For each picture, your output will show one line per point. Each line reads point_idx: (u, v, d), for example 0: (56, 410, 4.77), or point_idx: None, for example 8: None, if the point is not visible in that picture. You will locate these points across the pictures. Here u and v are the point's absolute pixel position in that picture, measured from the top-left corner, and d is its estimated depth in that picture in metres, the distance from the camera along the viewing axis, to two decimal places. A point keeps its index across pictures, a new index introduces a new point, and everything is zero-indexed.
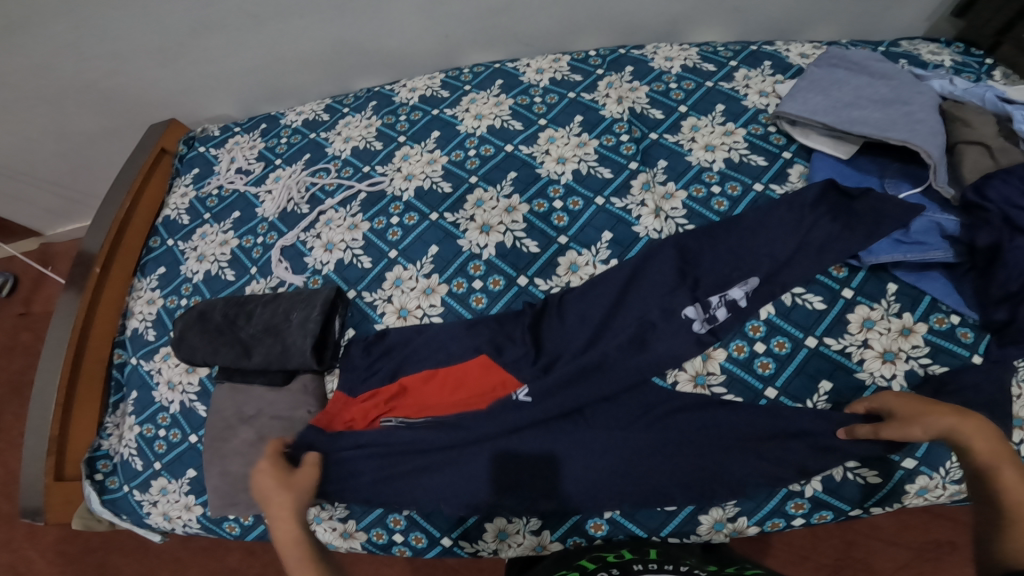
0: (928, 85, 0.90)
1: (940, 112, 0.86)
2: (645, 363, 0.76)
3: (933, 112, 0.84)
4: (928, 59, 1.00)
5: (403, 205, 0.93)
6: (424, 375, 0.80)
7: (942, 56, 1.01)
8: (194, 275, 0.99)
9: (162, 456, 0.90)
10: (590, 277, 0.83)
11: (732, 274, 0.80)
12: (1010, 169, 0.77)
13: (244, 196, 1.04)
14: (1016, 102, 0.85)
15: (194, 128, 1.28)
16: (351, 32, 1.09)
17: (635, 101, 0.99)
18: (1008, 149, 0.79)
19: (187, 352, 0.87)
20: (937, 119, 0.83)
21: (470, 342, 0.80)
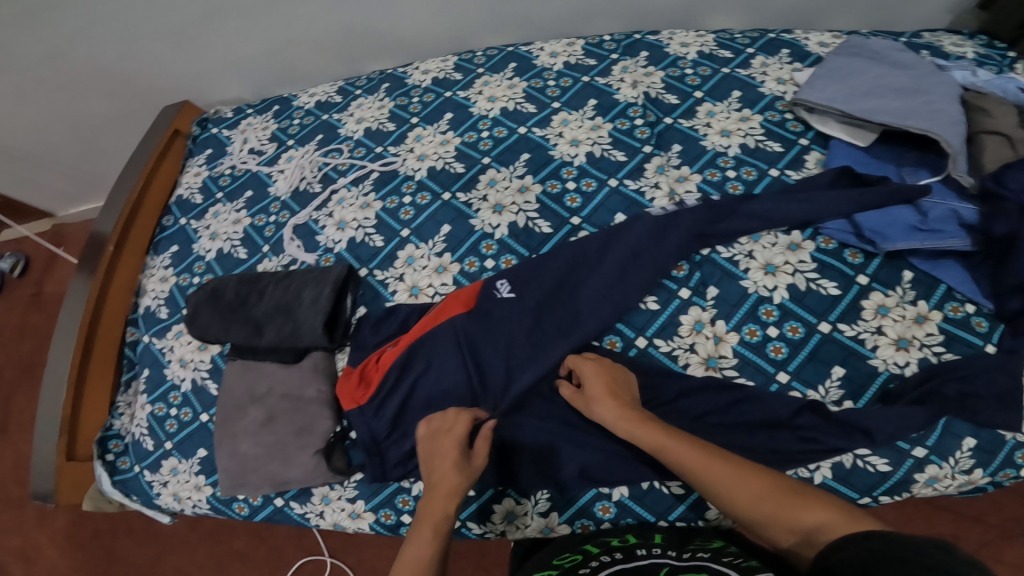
0: (950, 75, 0.89)
1: (961, 103, 0.85)
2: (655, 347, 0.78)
3: (953, 102, 0.83)
4: (950, 51, 0.99)
5: (416, 184, 0.93)
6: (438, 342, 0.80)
7: (965, 47, 1.00)
8: (207, 253, 0.99)
9: (173, 436, 0.91)
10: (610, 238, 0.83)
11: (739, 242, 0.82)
12: None
13: (257, 175, 1.04)
14: None
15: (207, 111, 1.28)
16: (364, 15, 1.08)
17: (650, 86, 0.99)
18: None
19: (202, 328, 0.87)
20: (957, 109, 0.82)
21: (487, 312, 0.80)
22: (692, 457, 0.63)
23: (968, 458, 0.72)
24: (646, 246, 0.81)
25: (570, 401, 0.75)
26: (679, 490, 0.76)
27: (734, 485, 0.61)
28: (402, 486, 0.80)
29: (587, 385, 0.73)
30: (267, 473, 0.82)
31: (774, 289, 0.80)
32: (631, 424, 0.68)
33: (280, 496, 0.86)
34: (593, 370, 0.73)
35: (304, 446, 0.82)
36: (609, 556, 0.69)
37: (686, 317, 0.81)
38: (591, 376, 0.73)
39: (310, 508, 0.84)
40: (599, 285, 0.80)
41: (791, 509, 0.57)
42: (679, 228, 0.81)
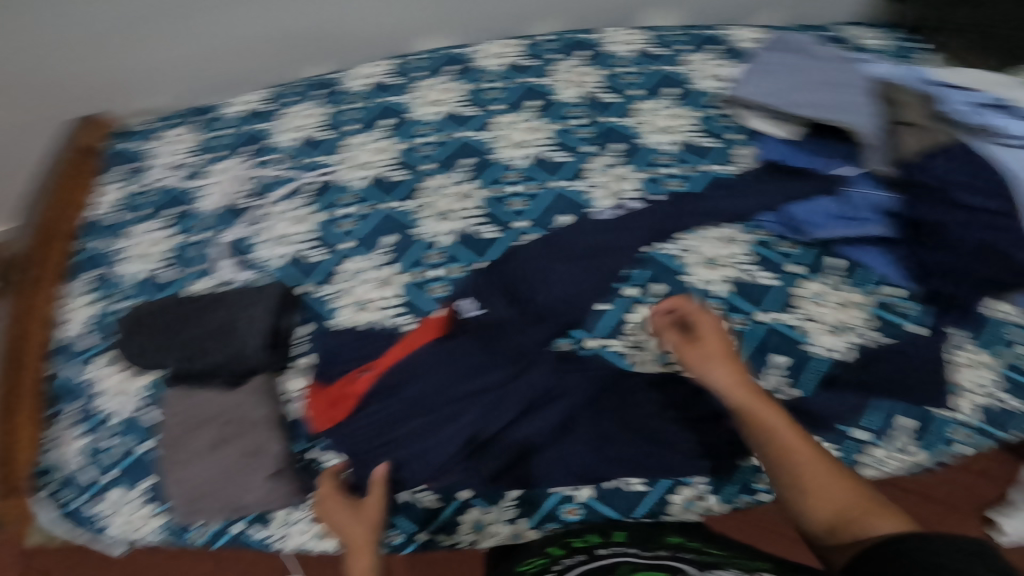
0: (867, 69, 0.92)
1: (881, 95, 0.89)
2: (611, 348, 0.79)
3: (869, 96, 0.87)
4: (857, 44, 1.05)
5: (354, 195, 0.91)
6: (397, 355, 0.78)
7: (878, 41, 1.05)
8: (132, 276, 0.93)
9: (115, 465, 0.83)
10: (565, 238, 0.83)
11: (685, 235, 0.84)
12: (946, 148, 0.80)
13: (176, 192, 0.99)
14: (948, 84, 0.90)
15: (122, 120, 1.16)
16: (295, 21, 1.07)
17: (590, 85, 0.99)
18: (940, 129, 0.83)
19: (136, 354, 0.83)
20: (876, 102, 0.87)
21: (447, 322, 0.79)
22: (790, 443, 0.60)
23: (909, 439, 0.76)
24: (603, 258, 0.81)
25: (678, 349, 0.71)
26: (642, 487, 0.77)
27: (810, 480, 0.58)
28: None
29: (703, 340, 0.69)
30: (222, 499, 0.78)
31: (711, 284, 0.82)
32: (750, 392, 0.64)
33: (238, 521, 0.81)
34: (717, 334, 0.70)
35: (255, 470, 0.78)
36: (571, 560, 0.67)
37: (634, 316, 0.81)
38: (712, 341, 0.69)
39: (273, 531, 0.80)
40: (557, 287, 0.79)
41: (854, 517, 0.54)
42: (632, 228, 0.83)
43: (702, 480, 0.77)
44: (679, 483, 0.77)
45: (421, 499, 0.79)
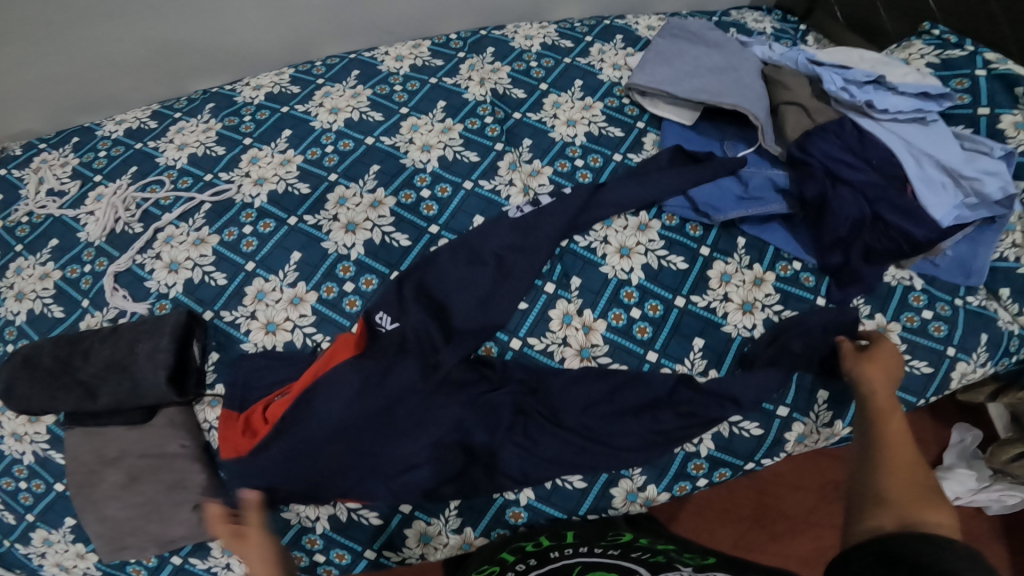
0: (752, 51, 0.99)
1: (762, 77, 0.96)
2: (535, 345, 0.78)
3: (756, 76, 0.94)
4: (754, 27, 1.11)
5: (256, 213, 0.87)
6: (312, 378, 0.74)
7: (764, 23, 1.12)
8: (16, 316, 0.85)
9: (32, 508, 0.78)
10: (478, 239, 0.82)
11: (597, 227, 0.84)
12: (823, 128, 0.87)
13: (61, 220, 0.92)
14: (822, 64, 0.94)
15: None
16: (177, 31, 1.00)
17: (497, 82, 0.99)
18: (822, 109, 0.89)
19: (20, 403, 0.75)
20: (760, 84, 0.92)
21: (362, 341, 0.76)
22: (894, 437, 0.64)
23: (826, 411, 0.80)
24: (514, 258, 0.80)
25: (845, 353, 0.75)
26: (582, 484, 0.77)
27: (897, 459, 0.61)
28: (305, 526, 0.76)
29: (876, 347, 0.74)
30: (149, 534, 0.74)
31: (631, 272, 0.83)
32: (888, 392, 0.69)
33: (177, 553, 0.78)
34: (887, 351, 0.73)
35: (179, 503, 0.74)
36: (523, 565, 0.68)
37: (554, 311, 0.80)
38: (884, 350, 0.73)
39: (214, 561, 0.78)
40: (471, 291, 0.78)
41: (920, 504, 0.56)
42: (541, 225, 0.82)
43: (640, 470, 0.78)
44: (619, 476, 0.77)
45: (364, 517, 0.76)
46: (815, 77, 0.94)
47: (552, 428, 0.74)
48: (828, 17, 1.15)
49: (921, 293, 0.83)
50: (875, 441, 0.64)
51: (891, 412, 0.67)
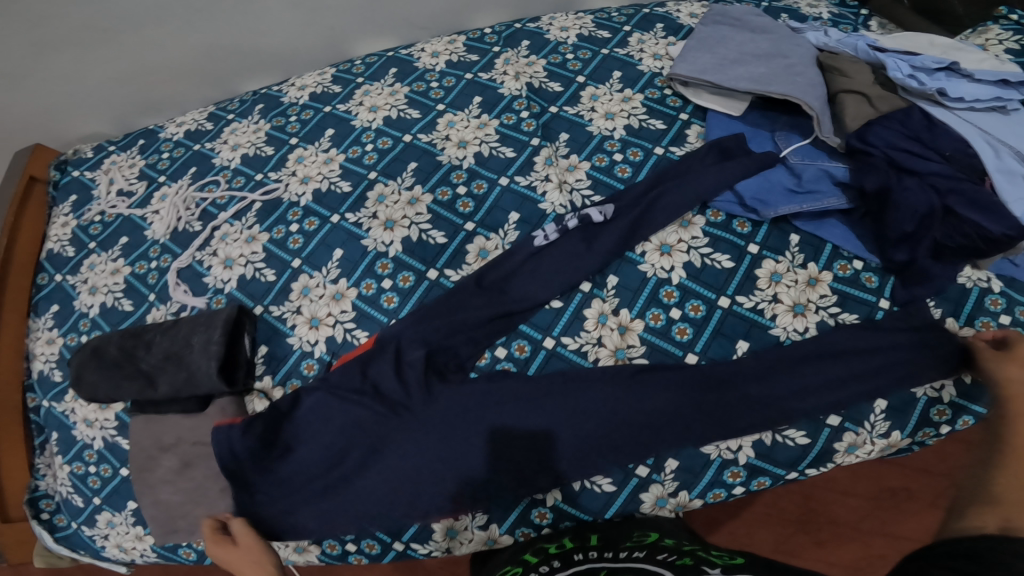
0: (805, 38, 0.93)
1: (817, 64, 0.90)
2: (570, 353, 0.77)
3: (811, 63, 0.88)
4: (808, 12, 1.04)
5: (302, 211, 0.90)
6: (366, 371, 0.76)
7: (820, 8, 1.05)
8: (90, 309, 0.92)
9: (99, 491, 0.84)
10: (513, 240, 0.83)
11: (634, 227, 0.81)
12: (887, 116, 0.81)
13: (129, 219, 0.98)
14: (886, 50, 0.88)
15: (66, 152, 1.14)
16: (222, 34, 1.04)
17: (533, 76, 0.99)
18: (884, 96, 0.83)
19: (89, 389, 0.82)
20: (815, 71, 0.87)
21: (418, 336, 0.78)
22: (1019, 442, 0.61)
23: (883, 421, 0.74)
24: (546, 257, 0.81)
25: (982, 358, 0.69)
26: (610, 487, 0.75)
27: (1019, 468, 0.58)
28: None
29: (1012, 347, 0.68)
30: (196, 518, 0.78)
31: (672, 270, 0.80)
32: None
33: None
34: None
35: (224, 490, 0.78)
36: (548, 567, 0.70)
37: (589, 311, 0.79)
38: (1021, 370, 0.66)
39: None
40: (520, 291, 0.80)
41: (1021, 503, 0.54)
42: (579, 229, 0.82)
43: (672, 476, 0.75)
44: (650, 481, 0.75)
45: None
46: (878, 65, 0.88)
47: (577, 412, 0.73)
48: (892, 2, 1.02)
49: (1001, 297, 0.75)
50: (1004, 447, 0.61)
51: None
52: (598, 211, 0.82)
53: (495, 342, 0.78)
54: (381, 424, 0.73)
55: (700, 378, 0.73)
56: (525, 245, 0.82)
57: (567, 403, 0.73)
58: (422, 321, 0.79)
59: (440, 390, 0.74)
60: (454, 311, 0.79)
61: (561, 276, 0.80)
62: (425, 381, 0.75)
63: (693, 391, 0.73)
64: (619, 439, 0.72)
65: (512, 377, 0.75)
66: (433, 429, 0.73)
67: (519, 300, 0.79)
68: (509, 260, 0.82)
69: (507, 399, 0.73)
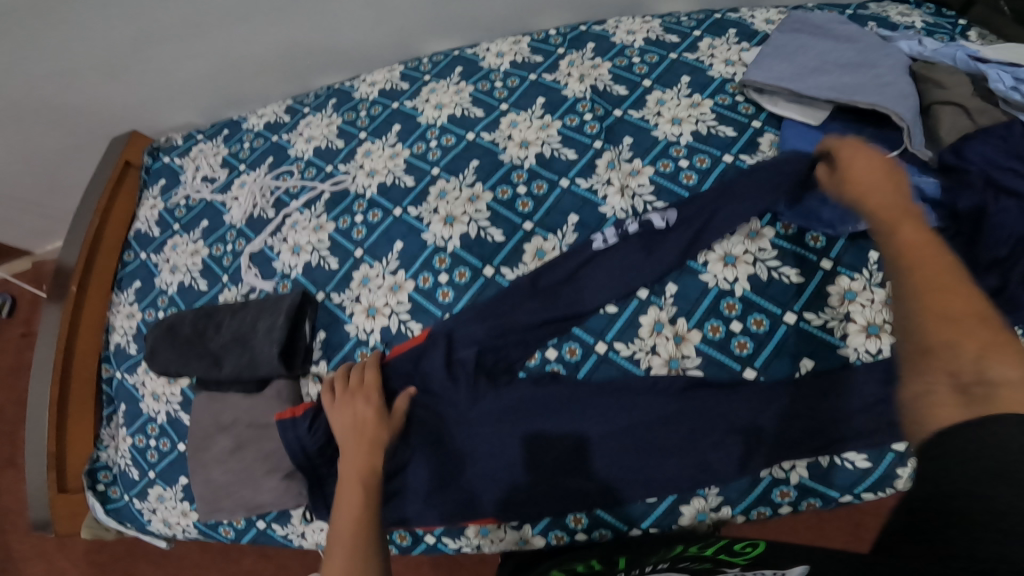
0: (898, 46, 0.88)
1: (910, 73, 0.85)
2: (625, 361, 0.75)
3: (903, 73, 0.83)
4: (898, 21, 0.99)
5: (367, 203, 0.93)
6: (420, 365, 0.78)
7: (913, 17, 0.99)
8: (169, 287, 0.98)
9: (156, 465, 0.89)
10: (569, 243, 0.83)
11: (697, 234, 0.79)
12: (989, 130, 0.76)
13: (212, 204, 1.04)
14: (988, 62, 0.83)
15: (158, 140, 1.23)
16: (301, 32, 1.09)
17: (598, 78, 0.98)
18: (986, 109, 0.77)
19: (162, 363, 0.87)
20: (907, 80, 0.82)
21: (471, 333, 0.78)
22: (904, 249, 0.53)
23: None
24: (603, 262, 0.80)
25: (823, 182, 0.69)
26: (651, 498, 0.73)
27: (926, 292, 0.48)
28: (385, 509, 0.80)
29: (851, 168, 0.64)
30: (241, 499, 0.81)
31: (736, 282, 0.77)
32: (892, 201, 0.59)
33: (261, 519, 0.85)
34: (875, 163, 0.63)
35: (270, 473, 0.80)
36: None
37: (645, 318, 0.77)
38: (855, 158, 0.65)
39: (292, 529, 0.84)
40: (577, 295, 0.79)
41: (935, 321, 0.46)
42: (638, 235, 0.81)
43: (717, 493, 0.72)
44: (692, 495, 0.72)
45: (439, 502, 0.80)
46: (978, 77, 0.82)
47: (629, 423, 0.71)
48: (993, 11, 0.94)
49: None
50: (895, 277, 0.52)
51: (897, 216, 0.57)
52: (660, 217, 0.81)
53: (546, 344, 0.78)
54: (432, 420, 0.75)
55: (759, 399, 0.70)
56: (584, 249, 0.81)
57: (616, 413, 0.72)
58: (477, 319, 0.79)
59: (491, 391, 0.75)
60: (507, 310, 0.79)
61: (617, 281, 0.79)
62: (477, 381, 0.76)
63: (749, 413, 0.70)
64: (667, 453, 0.70)
65: (559, 382, 0.75)
66: (483, 426, 0.74)
67: (577, 303, 0.78)
68: (568, 262, 0.81)
69: (557, 404, 0.74)
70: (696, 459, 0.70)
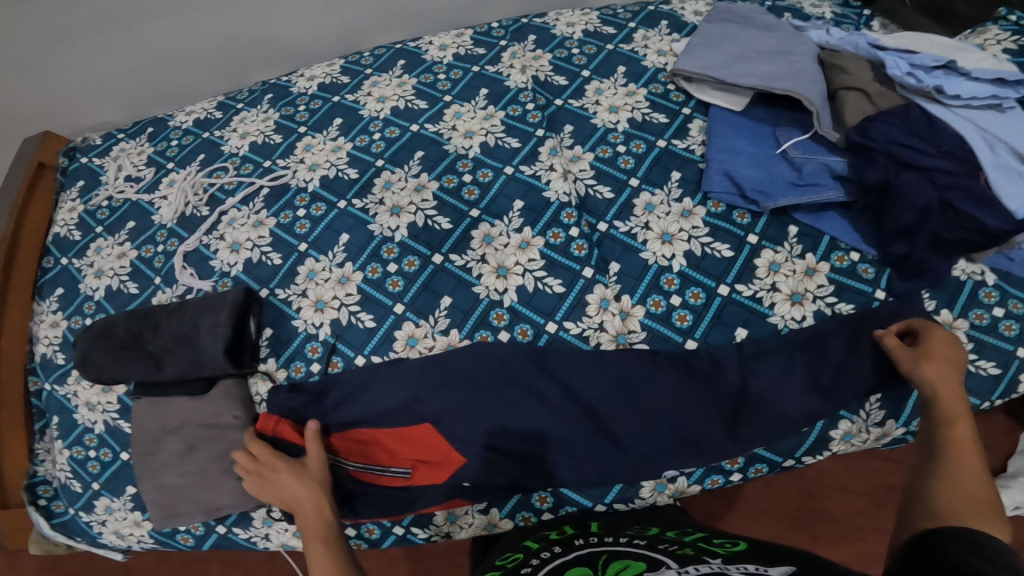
0: (807, 36, 0.96)
1: (819, 62, 0.92)
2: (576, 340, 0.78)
3: (813, 62, 0.90)
4: (812, 12, 1.07)
5: (309, 196, 0.92)
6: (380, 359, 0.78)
7: (824, 9, 1.07)
8: (95, 292, 0.93)
9: (99, 476, 0.85)
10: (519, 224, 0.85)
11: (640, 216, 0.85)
12: (886, 112, 0.83)
13: (137, 205, 1.00)
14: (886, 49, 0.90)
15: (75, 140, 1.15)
16: (235, 26, 1.06)
17: (539, 69, 1.01)
18: (885, 93, 0.85)
19: (95, 370, 0.83)
20: (817, 68, 0.89)
21: (433, 316, 0.80)
22: None
23: (877, 410, 0.77)
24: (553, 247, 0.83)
25: None
26: None
27: None
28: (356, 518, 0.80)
29: None
30: (198, 502, 0.79)
31: (673, 258, 0.82)
32: None
33: (222, 523, 0.83)
34: None
35: (227, 472, 0.79)
36: (548, 552, 0.70)
37: (592, 296, 0.80)
38: None
39: (255, 531, 0.82)
40: (530, 277, 0.81)
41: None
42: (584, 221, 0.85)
43: None
44: None
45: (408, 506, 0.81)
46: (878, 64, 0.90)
47: (584, 402, 0.75)
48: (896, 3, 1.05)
49: (994, 289, 0.79)
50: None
51: None
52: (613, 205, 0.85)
53: (498, 326, 0.79)
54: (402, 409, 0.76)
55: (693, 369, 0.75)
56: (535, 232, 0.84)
57: (571, 390, 0.75)
58: (433, 300, 0.81)
59: (454, 380, 0.75)
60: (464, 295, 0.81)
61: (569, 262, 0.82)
62: (439, 367, 0.76)
63: (693, 386, 0.74)
64: (617, 435, 0.74)
65: (516, 362, 0.76)
66: (447, 417, 0.75)
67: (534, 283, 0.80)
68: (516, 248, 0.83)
69: (517, 387, 0.75)
70: (644, 430, 0.74)
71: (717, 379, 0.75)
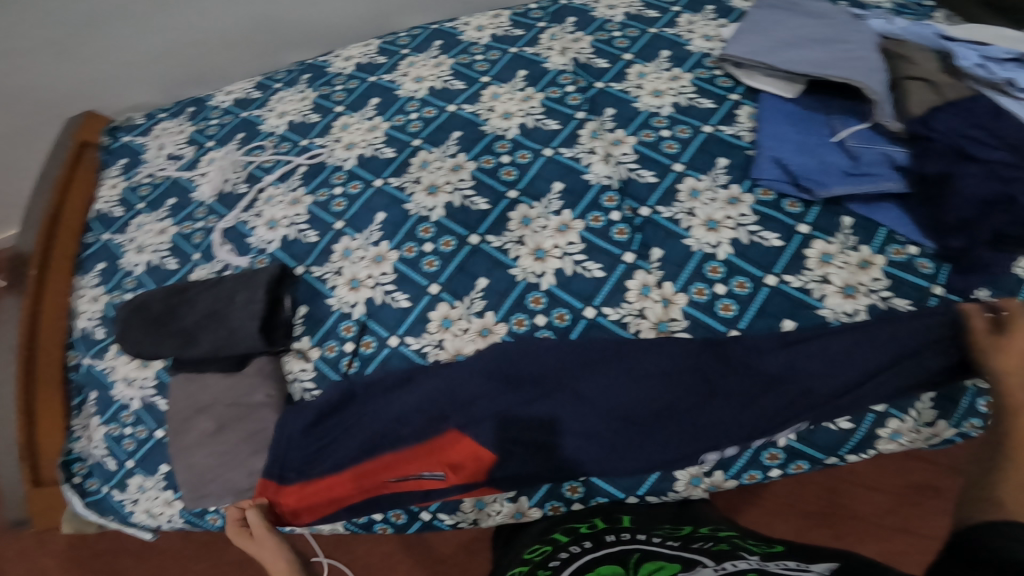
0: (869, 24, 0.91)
1: (883, 52, 0.87)
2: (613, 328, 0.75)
3: (873, 49, 0.85)
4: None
5: (346, 175, 0.91)
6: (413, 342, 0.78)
7: None
8: (135, 267, 0.95)
9: (133, 454, 0.86)
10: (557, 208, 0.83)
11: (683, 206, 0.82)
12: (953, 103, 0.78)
13: (177, 181, 1.01)
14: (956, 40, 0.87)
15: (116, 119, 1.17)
16: (273, 6, 1.09)
17: (579, 51, 0.98)
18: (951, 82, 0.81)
19: (134, 345, 0.84)
20: (878, 55, 0.84)
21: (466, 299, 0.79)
22: None
23: (929, 409, 0.73)
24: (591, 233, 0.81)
25: None
26: None
27: None
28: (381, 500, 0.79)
29: None
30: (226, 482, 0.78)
31: (718, 246, 0.78)
32: None
33: None
34: None
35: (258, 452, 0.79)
36: (578, 546, 0.70)
37: (632, 283, 0.77)
38: None
39: None
40: (567, 262, 0.79)
41: None
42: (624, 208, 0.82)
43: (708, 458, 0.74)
44: None
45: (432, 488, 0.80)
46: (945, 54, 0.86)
47: (620, 390, 0.72)
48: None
49: None
50: None
51: None
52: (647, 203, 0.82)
53: (535, 309, 0.77)
54: (431, 392, 0.74)
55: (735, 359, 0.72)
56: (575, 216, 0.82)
57: (609, 378, 0.72)
58: (467, 284, 0.80)
59: (486, 364, 0.74)
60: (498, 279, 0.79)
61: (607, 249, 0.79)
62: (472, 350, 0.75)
63: (735, 378, 0.71)
64: (655, 426, 0.71)
65: (551, 347, 0.74)
66: (479, 399, 0.73)
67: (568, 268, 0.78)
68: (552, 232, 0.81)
69: (551, 372, 0.73)
70: (684, 422, 0.71)
71: (761, 373, 0.71)
